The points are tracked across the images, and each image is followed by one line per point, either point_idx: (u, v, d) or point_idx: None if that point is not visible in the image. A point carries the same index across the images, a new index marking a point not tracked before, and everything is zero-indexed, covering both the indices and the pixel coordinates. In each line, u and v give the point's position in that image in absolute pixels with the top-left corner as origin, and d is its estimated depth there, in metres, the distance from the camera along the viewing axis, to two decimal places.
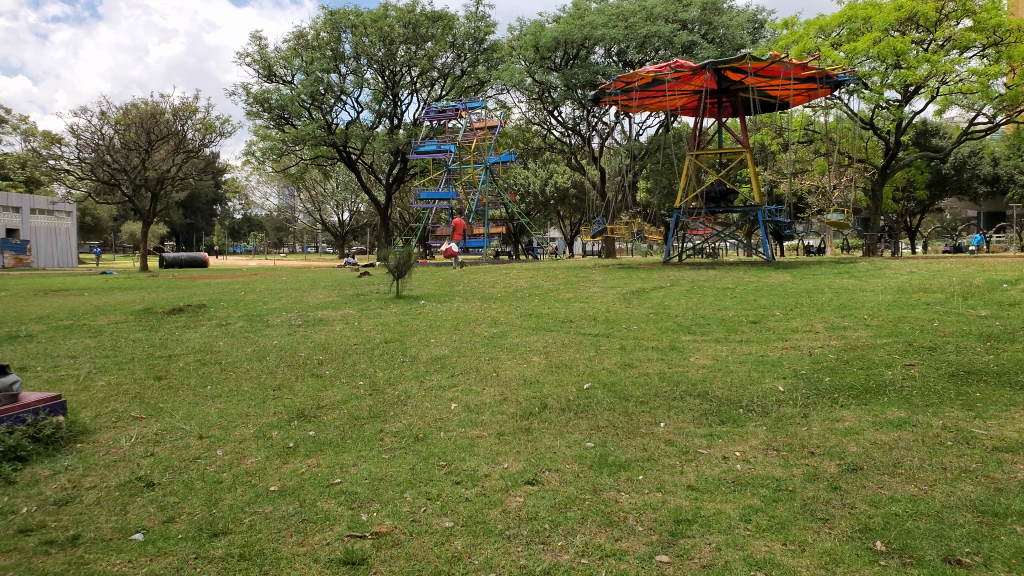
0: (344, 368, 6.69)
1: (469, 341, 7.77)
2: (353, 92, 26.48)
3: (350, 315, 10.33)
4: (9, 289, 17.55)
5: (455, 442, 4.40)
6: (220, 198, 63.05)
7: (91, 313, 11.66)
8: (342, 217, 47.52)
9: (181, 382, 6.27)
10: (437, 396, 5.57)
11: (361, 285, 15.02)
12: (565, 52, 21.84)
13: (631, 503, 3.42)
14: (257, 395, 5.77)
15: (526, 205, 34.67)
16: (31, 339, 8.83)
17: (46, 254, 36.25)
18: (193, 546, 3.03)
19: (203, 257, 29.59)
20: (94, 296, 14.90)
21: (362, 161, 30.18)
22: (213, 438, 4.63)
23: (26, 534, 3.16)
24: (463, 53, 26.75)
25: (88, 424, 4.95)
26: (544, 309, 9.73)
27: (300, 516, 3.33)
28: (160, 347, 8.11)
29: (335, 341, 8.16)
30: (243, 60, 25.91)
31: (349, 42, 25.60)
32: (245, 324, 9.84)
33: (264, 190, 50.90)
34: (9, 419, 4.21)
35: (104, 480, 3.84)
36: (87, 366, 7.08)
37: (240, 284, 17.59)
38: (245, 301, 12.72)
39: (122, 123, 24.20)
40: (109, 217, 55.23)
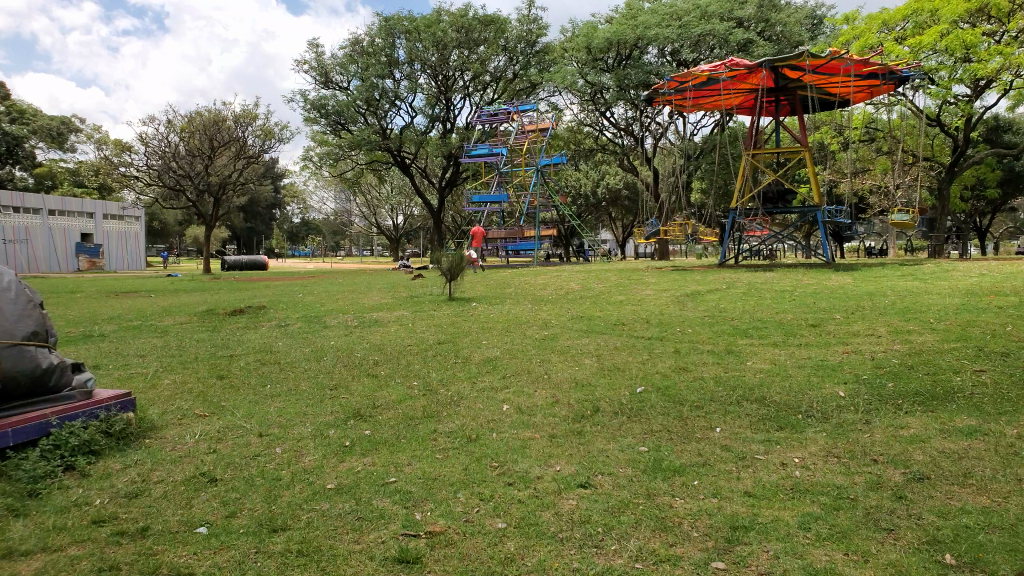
0: (398, 369, 6.76)
1: (521, 342, 7.79)
2: (407, 97, 26.85)
3: (404, 317, 10.47)
4: (81, 290, 18.33)
5: (507, 444, 4.42)
6: (278, 202, 64.75)
7: (157, 314, 12.11)
8: (396, 220, 48.00)
9: (242, 382, 6.43)
10: (489, 397, 5.60)
11: (415, 287, 15.19)
12: (618, 53, 21.72)
13: (686, 508, 3.38)
14: (315, 394, 5.89)
15: (577, 206, 34.51)
16: (103, 338, 9.20)
17: (117, 257, 37.66)
18: (254, 540, 3.11)
19: (262, 259, 30.32)
20: (160, 298, 15.45)
21: (415, 164, 30.53)
22: (272, 436, 4.74)
23: (99, 525, 3.28)
24: (515, 56, 26.77)
25: (156, 420, 5.12)
26: (596, 311, 9.70)
27: (356, 514, 3.38)
28: (223, 347, 8.35)
29: (389, 342, 8.27)
30: (301, 68, 26.58)
31: (403, 48, 25.96)
32: (303, 325, 10.06)
33: (321, 195, 51.89)
34: (82, 415, 4.40)
35: (170, 474, 3.98)
36: (155, 364, 7.34)
37: (297, 286, 18.04)
38: (304, 303, 12.99)
39: (187, 130, 25.07)
40: (175, 222, 57.19)
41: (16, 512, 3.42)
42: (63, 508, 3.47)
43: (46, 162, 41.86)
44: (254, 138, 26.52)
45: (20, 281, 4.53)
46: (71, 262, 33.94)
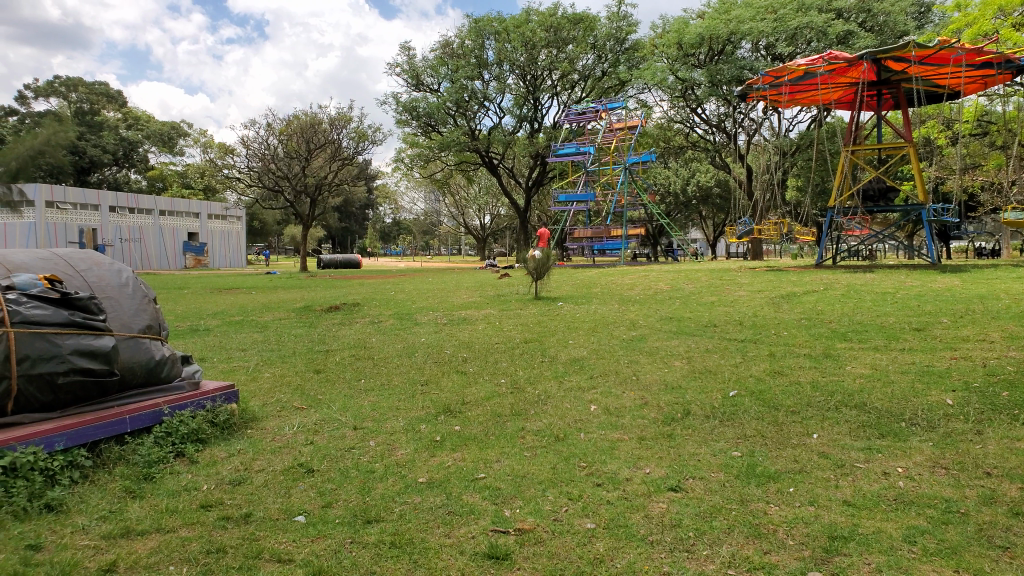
0: (486, 366, 6.84)
1: (608, 344, 7.71)
2: (496, 97, 27.14)
3: (491, 316, 10.55)
4: (188, 287, 19.39)
5: (595, 444, 4.39)
6: (371, 203, 66.64)
7: (258, 309, 12.67)
8: (483, 220, 48.36)
9: (338, 376, 6.64)
10: (577, 397, 5.58)
11: (502, 287, 15.22)
12: (710, 48, 21.25)
13: (781, 516, 3.27)
14: (406, 390, 6.02)
15: (666, 205, 33.92)
16: (209, 333, 9.68)
17: (220, 255, 39.55)
18: (349, 531, 3.20)
19: (355, 258, 31.22)
20: (260, 294, 16.10)
21: (503, 165, 30.76)
22: (366, 429, 4.87)
23: (207, 509, 3.46)
24: (604, 53, 26.48)
25: (257, 412, 5.36)
26: (687, 312, 9.52)
27: (447, 508, 3.44)
28: (319, 343, 8.63)
29: (478, 340, 8.34)
30: (393, 71, 27.31)
31: (493, 49, 26.28)
32: (395, 322, 10.29)
33: (412, 195, 52.88)
34: (190, 405, 4.67)
35: (271, 464, 4.14)
36: (256, 358, 7.67)
37: (389, 284, 18.54)
38: (395, 301, 13.29)
39: (285, 133, 26.16)
40: (274, 221, 59.58)
41: (133, 494, 3.64)
42: (173, 492, 3.68)
43: (157, 166, 44.41)
44: (348, 140, 27.39)
45: (137, 278, 4.86)
46: (179, 259, 35.97)
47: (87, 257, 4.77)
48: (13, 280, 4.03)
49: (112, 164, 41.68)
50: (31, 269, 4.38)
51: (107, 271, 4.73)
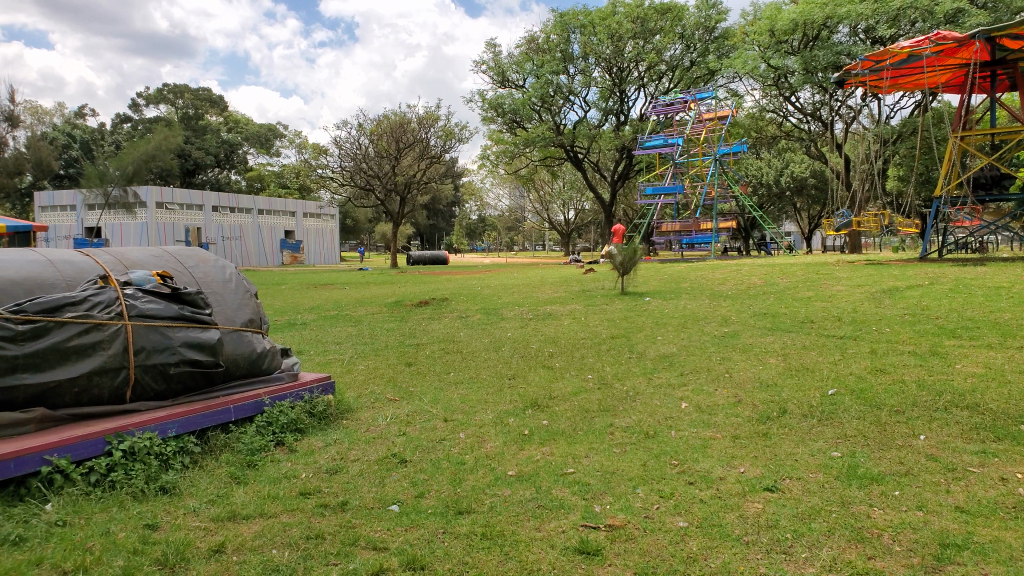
0: (573, 361, 6.83)
1: (699, 340, 7.52)
2: (581, 91, 27.02)
3: (577, 311, 10.51)
4: (285, 283, 20.19)
5: (687, 443, 4.31)
6: (458, 199, 67.57)
7: (351, 304, 13.05)
8: (567, 215, 48.09)
9: (428, 369, 6.76)
10: (667, 395, 5.48)
11: (587, 282, 15.15)
12: (804, 34, 20.51)
13: (886, 520, 3.12)
14: (495, 383, 6.08)
15: (758, 197, 32.94)
16: (306, 326, 10.06)
17: (315, 253, 40.95)
18: (442, 521, 3.25)
19: (443, 254, 31.75)
20: (354, 290, 16.57)
21: (589, 159, 30.60)
22: (456, 421, 4.95)
23: (306, 496, 3.59)
24: (693, 43, 25.92)
25: (352, 403, 5.52)
26: (781, 308, 9.19)
27: (536, 502, 3.45)
28: (410, 337, 8.81)
29: (564, 335, 8.33)
30: (480, 69, 27.66)
31: (579, 43, 26.28)
32: (482, 317, 10.40)
33: (497, 192, 53.13)
34: (290, 396, 4.85)
35: (365, 454, 4.26)
36: (350, 351, 7.91)
37: (476, 280, 18.74)
38: (482, 296, 13.41)
39: (375, 133, 26.91)
40: (366, 219, 61.25)
41: (238, 480, 3.81)
42: (275, 479, 3.84)
43: (256, 167, 46.35)
44: (435, 138, 27.89)
45: (240, 274, 5.09)
46: (276, 257, 37.45)
47: (194, 255, 5.02)
48: (130, 276, 4.29)
49: (215, 165, 43.80)
50: (146, 265, 4.66)
51: (212, 268, 4.98)
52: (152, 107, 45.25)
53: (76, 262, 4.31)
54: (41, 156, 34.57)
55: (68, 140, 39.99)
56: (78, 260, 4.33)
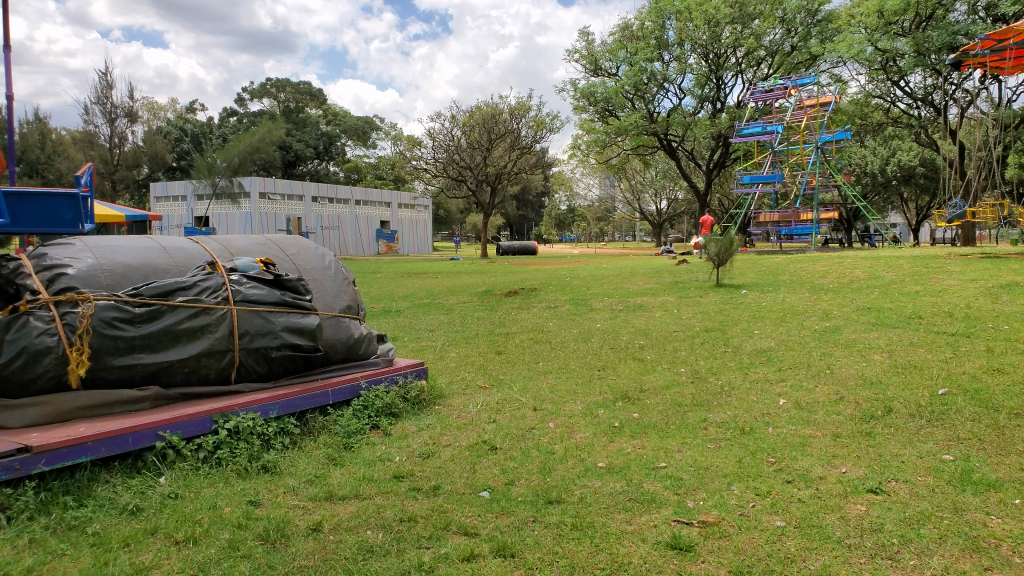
0: (665, 354, 6.71)
1: (798, 335, 7.25)
2: (676, 78, 26.46)
3: (670, 303, 10.32)
4: (380, 272, 20.73)
5: (785, 440, 4.16)
6: (548, 190, 67.57)
7: (443, 293, 13.26)
8: (659, 205, 47.20)
9: (517, 358, 6.79)
10: (764, 390, 5.31)
11: (680, 273, 14.86)
12: (917, 14, 19.36)
13: (1005, 529, 2.91)
14: (585, 374, 6.06)
15: (862, 186, 31.44)
16: (400, 314, 10.30)
17: (409, 242, 41.84)
18: (531, 510, 3.26)
19: (533, 244, 31.80)
20: (445, 279, 16.85)
21: (683, 148, 29.93)
22: (546, 411, 4.95)
23: (399, 480, 3.67)
24: (794, 27, 24.84)
25: (444, 389, 5.61)
26: (887, 303, 8.76)
27: (627, 495, 3.41)
28: (499, 326, 8.88)
29: (656, 327, 8.19)
30: (572, 57, 27.52)
31: (674, 29, 25.75)
32: (572, 307, 10.37)
33: (587, 182, 52.70)
34: (384, 380, 4.98)
35: (456, 440, 4.32)
36: (442, 339, 8.04)
37: (565, 270, 18.71)
38: (572, 286, 13.36)
39: (468, 124, 27.22)
40: (457, 210, 62.11)
41: (335, 461, 3.94)
42: (370, 461, 3.94)
43: (353, 159, 47.67)
44: (526, 128, 27.90)
45: (338, 261, 5.23)
46: (371, 246, 38.50)
47: (295, 242, 5.21)
48: (236, 263, 4.47)
49: (315, 157, 45.36)
50: (251, 253, 4.86)
51: (312, 256, 5.14)
52: (256, 101, 47.23)
53: (187, 249, 4.55)
54: (157, 150, 36.73)
55: (180, 134, 42.23)
56: (189, 247, 4.57)
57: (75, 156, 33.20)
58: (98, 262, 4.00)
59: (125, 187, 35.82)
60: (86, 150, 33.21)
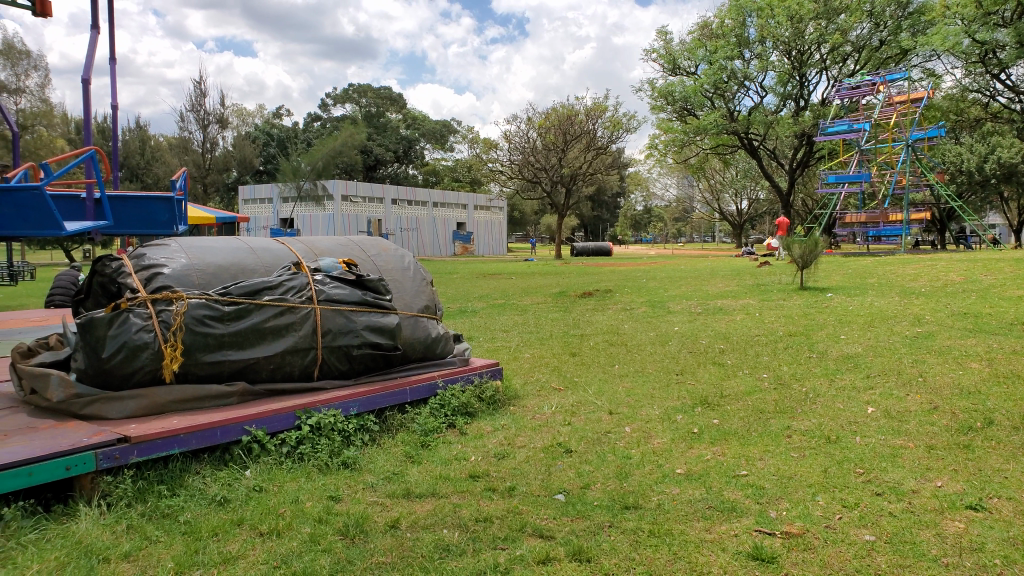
0: (746, 359, 6.55)
1: (887, 340, 6.95)
2: (757, 76, 25.81)
3: (751, 306, 10.06)
4: (457, 272, 20.98)
5: (874, 451, 3.98)
6: (625, 190, 67.01)
7: (518, 293, 13.30)
8: (740, 206, 46.02)
9: (592, 360, 6.75)
10: (851, 398, 5.10)
11: (761, 275, 14.47)
12: (1018, 3, 18.39)
13: None
14: (662, 378, 5.96)
15: (957, 185, 29.91)
16: (476, 314, 10.39)
17: (485, 243, 42.20)
18: (608, 514, 3.23)
19: (608, 246, 31.57)
20: (520, 280, 16.89)
21: (764, 148, 29.17)
22: (622, 415, 4.89)
23: (476, 479, 3.69)
24: (883, 21, 23.71)
25: (519, 390, 5.62)
26: (985, 308, 8.29)
27: (706, 503, 3.33)
28: (574, 327, 8.84)
29: (736, 331, 8.01)
30: (650, 57, 27.22)
31: (755, 27, 25.16)
32: (649, 309, 10.23)
33: (664, 182, 51.90)
34: (460, 380, 5.02)
35: (532, 441, 4.32)
36: (517, 339, 8.07)
37: (642, 271, 18.49)
38: (649, 288, 13.18)
39: (544, 126, 27.29)
40: (532, 211, 62.29)
41: (412, 459, 3.99)
42: (447, 460, 3.98)
43: (431, 162, 48.37)
44: (603, 129, 27.71)
45: (417, 262, 5.30)
46: (448, 247, 39.02)
47: (376, 243, 5.31)
48: (320, 263, 4.59)
49: (395, 160, 46.28)
50: (334, 253, 4.97)
51: (392, 257, 5.23)
52: (339, 105, 48.55)
53: (273, 249, 4.69)
54: (245, 154, 38.21)
55: (267, 138, 43.80)
56: (275, 248, 4.72)
57: (170, 161, 34.87)
58: (191, 262, 4.17)
59: (216, 190, 37.40)
60: (180, 155, 34.87)
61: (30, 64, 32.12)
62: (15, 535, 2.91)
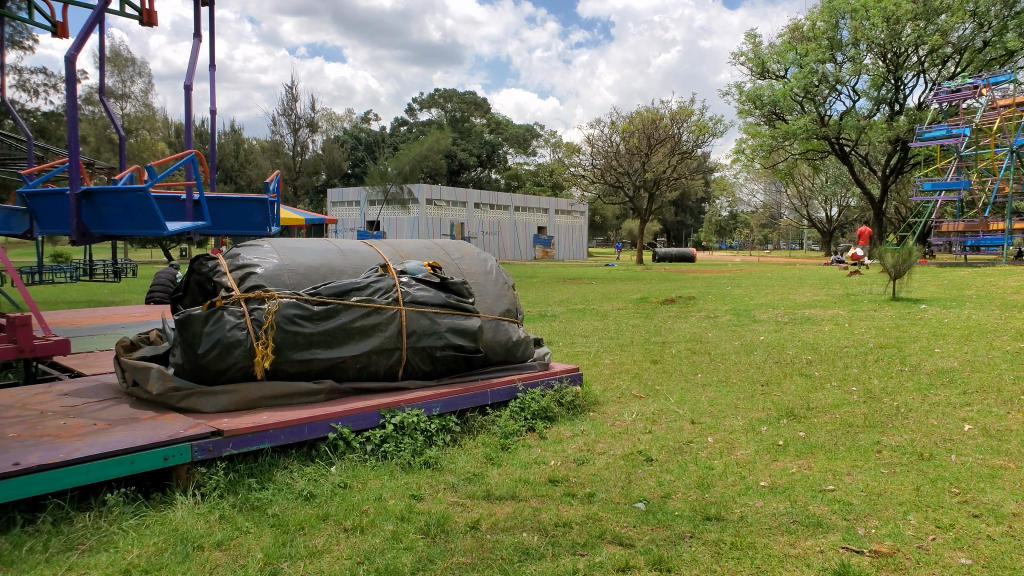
0: (835, 370, 6.31)
1: (986, 355, 6.57)
2: (850, 80, 24.84)
3: (841, 316, 9.69)
4: (537, 276, 21.04)
5: (970, 470, 3.77)
6: (709, 196, 65.67)
7: (598, 299, 13.20)
8: (829, 213, 44.36)
9: (674, 368, 6.64)
10: (946, 414, 4.84)
11: (852, 285, 13.90)
12: None
13: None
14: (746, 389, 5.81)
15: None
16: (556, 318, 10.38)
17: (565, 248, 42.17)
18: (689, 524, 3.17)
19: (691, 252, 31.02)
20: (600, 285, 16.77)
21: (856, 152, 28.06)
22: (704, 424, 4.80)
23: (554, 484, 3.68)
24: (987, 21, 22.48)
25: (599, 396, 5.58)
26: None
27: (792, 517, 3.23)
28: (655, 334, 8.72)
29: (824, 342, 7.73)
30: (737, 60, 26.64)
31: (848, 29, 24.22)
32: (733, 318, 9.99)
33: (751, 187, 50.59)
34: (540, 383, 5.04)
35: (611, 448, 4.29)
36: (597, 345, 8.02)
37: (726, 279, 18.06)
38: (734, 296, 12.86)
39: (627, 130, 27.12)
40: (614, 216, 61.87)
41: (493, 461, 4.03)
42: (526, 463, 4.00)
43: (513, 166, 48.63)
44: (688, 133, 27.21)
45: (499, 265, 5.35)
46: (528, 251, 39.17)
47: (460, 247, 5.38)
48: (405, 265, 4.68)
49: (477, 165, 46.78)
50: (419, 256, 5.08)
51: (475, 260, 5.29)
52: (425, 110, 49.47)
53: (361, 252, 4.82)
54: (334, 158, 39.36)
55: (355, 143, 45.04)
56: (363, 250, 4.84)
57: (263, 165, 36.32)
58: (282, 263, 4.33)
59: (305, 193, 38.70)
60: (273, 159, 36.29)
61: (135, 71, 34.18)
62: (117, 519, 3.09)
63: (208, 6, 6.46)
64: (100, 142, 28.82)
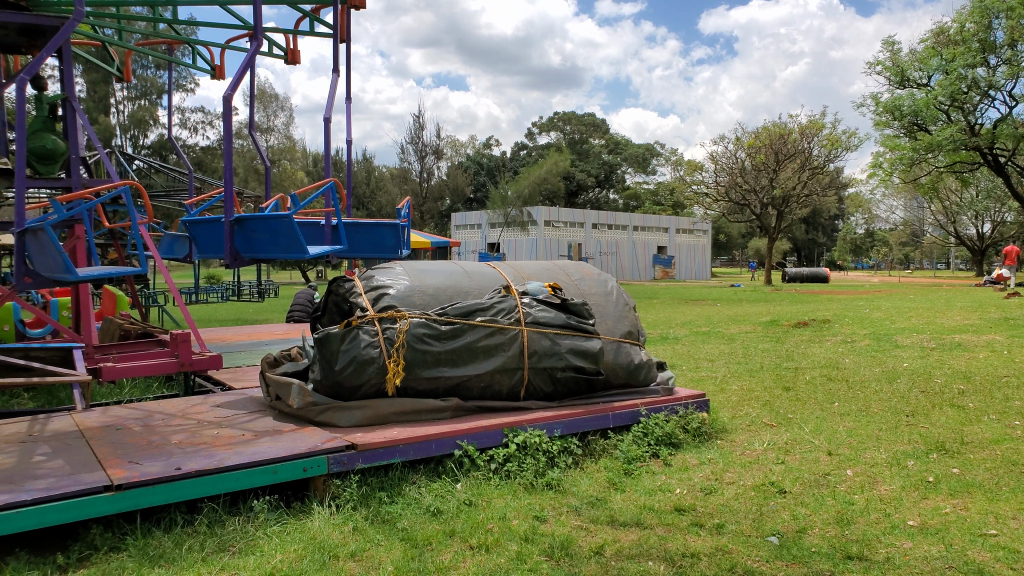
0: (993, 403, 5.77)
1: None
2: (1004, 85, 22.97)
3: (998, 342, 8.89)
4: (658, 297, 20.65)
5: None
6: (843, 213, 62.37)
7: (723, 322, 12.76)
8: (981, 229, 41.03)
9: (809, 397, 6.28)
10: None
11: (1009, 308, 12.73)
12: None
13: None
14: (888, 419, 5.43)
15: None
16: (679, 341, 10.12)
17: (688, 269, 41.25)
18: (828, 563, 2.99)
19: (824, 272, 29.56)
20: (725, 307, 16.23)
21: (1012, 163, 25.86)
22: (842, 456, 4.53)
23: (681, 513, 3.58)
24: None
25: (726, 424, 5.38)
26: None
27: (946, 562, 2.98)
28: (787, 359, 8.33)
29: (979, 370, 7.11)
30: (873, 70, 25.26)
31: (1003, 29, 22.54)
32: (873, 343, 9.38)
33: (890, 203, 47.61)
34: (665, 409, 4.92)
35: (741, 478, 4.13)
36: (723, 370, 7.74)
37: (862, 300, 17.01)
38: (872, 319, 12.08)
39: (753, 146, 26.32)
40: (739, 235, 59.93)
41: (616, 486, 3.97)
42: (651, 490, 3.91)
43: (633, 186, 48.17)
44: (819, 148, 26.00)
45: (621, 286, 5.30)
46: (649, 271, 38.57)
47: (581, 268, 5.39)
48: (528, 286, 4.72)
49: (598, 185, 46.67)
50: (541, 277, 5.12)
51: (596, 281, 5.26)
52: (547, 133, 50.00)
53: (486, 273, 4.92)
54: (458, 183, 40.44)
55: (478, 167, 46.10)
56: (488, 272, 4.94)
57: (392, 190, 37.81)
58: (412, 284, 4.48)
59: (431, 217, 39.95)
60: (401, 184, 37.68)
61: (278, 105, 36.66)
62: (262, 525, 3.27)
63: (344, 40, 6.83)
64: (247, 172, 30.98)
